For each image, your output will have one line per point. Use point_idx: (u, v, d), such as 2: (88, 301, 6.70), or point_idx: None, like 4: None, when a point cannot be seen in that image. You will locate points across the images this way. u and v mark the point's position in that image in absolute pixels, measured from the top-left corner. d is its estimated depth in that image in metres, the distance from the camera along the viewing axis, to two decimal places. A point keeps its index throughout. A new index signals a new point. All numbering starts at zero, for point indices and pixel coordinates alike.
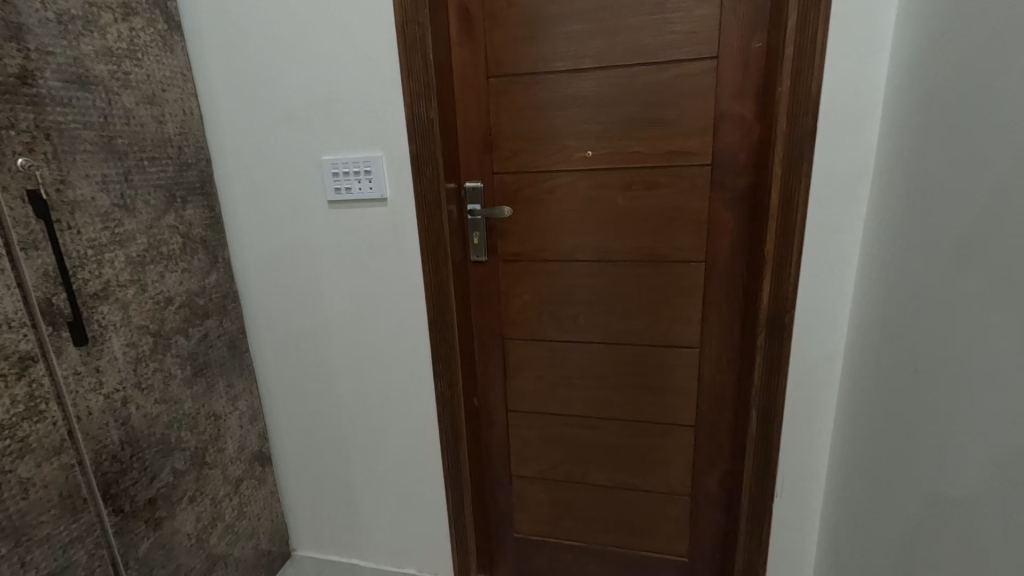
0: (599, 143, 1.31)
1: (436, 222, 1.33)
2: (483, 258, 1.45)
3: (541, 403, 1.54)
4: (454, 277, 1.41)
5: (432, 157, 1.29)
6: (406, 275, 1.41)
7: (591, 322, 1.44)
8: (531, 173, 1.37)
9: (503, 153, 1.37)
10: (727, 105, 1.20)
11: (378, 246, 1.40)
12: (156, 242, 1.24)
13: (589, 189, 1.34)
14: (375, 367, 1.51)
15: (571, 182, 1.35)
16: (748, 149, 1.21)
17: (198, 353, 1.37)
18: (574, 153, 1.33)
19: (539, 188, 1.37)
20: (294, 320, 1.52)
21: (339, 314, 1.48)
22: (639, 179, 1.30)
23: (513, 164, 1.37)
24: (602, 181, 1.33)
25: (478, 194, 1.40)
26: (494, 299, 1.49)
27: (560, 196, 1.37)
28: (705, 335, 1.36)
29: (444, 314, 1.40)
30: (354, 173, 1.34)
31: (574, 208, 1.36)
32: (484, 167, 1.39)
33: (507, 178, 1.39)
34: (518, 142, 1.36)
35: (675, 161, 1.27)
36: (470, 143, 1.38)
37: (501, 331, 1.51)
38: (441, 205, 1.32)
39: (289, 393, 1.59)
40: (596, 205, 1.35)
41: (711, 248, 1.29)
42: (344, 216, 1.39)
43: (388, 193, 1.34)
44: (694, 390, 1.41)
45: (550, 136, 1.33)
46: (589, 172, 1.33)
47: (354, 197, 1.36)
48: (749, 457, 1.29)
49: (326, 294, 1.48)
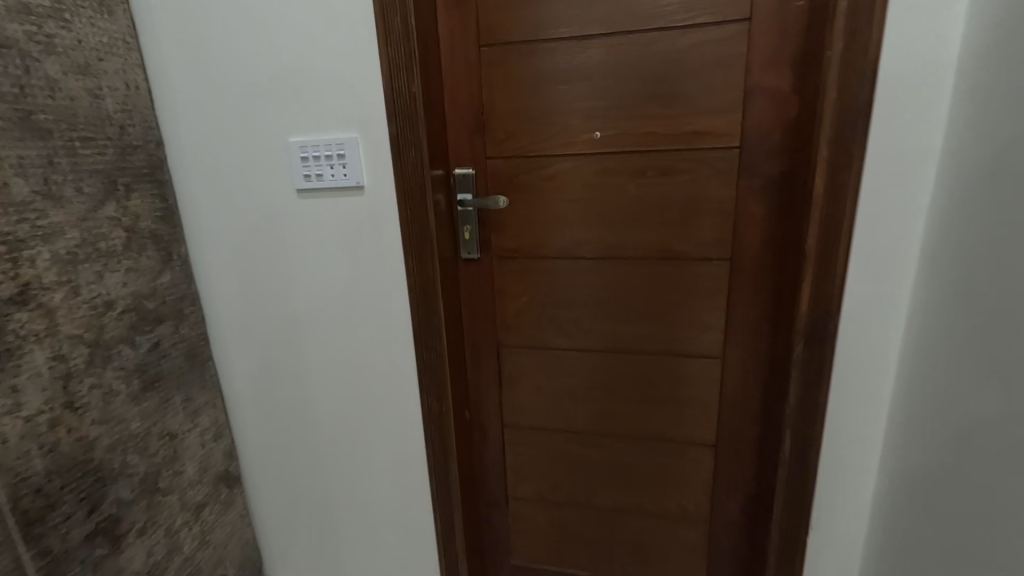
0: (608, 121, 1.13)
1: (421, 213, 1.15)
2: (475, 255, 1.27)
3: (541, 418, 1.37)
4: (442, 276, 1.23)
5: (414, 138, 1.11)
6: (387, 275, 1.23)
7: (597, 327, 1.27)
8: (530, 157, 1.19)
9: (497, 134, 1.19)
10: (760, 75, 1.02)
11: (354, 242, 1.22)
12: (91, 236, 1.06)
13: (596, 176, 1.17)
14: (355, 377, 1.34)
15: (576, 167, 1.17)
16: (783, 127, 1.03)
17: (149, 364, 1.19)
18: (579, 134, 1.15)
19: (539, 175, 1.20)
20: (263, 325, 1.35)
21: (314, 319, 1.31)
22: (654, 164, 1.13)
23: (509, 148, 1.20)
24: (611, 166, 1.15)
25: (468, 182, 1.23)
26: (487, 301, 1.31)
27: (564, 183, 1.19)
28: (729, 344, 1.18)
29: (430, 319, 1.23)
30: (325, 156, 1.17)
31: (578, 197, 1.19)
32: (476, 151, 1.22)
33: (502, 163, 1.21)
34: (515, 122, 1.18)
35: (697, 143, 1.09)
36: (460, 123, 1.21)
37: (495, 337, 1.34)
38: (427, 192, 1.15)
39: (259, 405, 1.42)
40: (603, 195, 1.17)
41: (737, 244, 1.12)
42: (316, 207, 1.22)
43: (365, 180, 1.16)
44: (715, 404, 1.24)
45: (551, 115, 1.16)
46: (598, 156, 1.16)
47: (325, 184, 1.19)
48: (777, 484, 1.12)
49: (299, 295, 1.30)
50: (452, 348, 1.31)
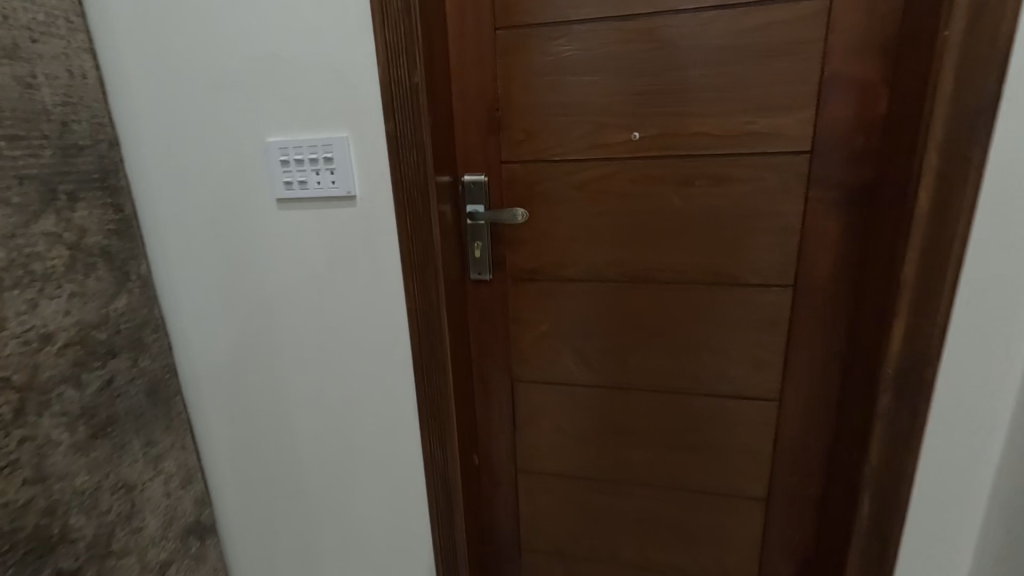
0: (649, 120, 0.94)
1: (424, 228, 0.97)
2: (487, 276, 1.09)
3: (561, 463, 1.19)
4: (449, 302, 1.04)
5: (416, 139, 0.92)
6: (383, 300, 1.04)
7: (629, 361, 1.08)
8: (552, 163, 1.01)
9: (515, 134, 1.01)
10: (841, 66, 0.84)
11: (344, 261, 1.03)
12: (22, 256, 0.87)
13: (633, 185, 0.98)
14: (345, 416, 1.15)
15: (609, 175, 0.99)
16: (866, 129, 0.85)
17: (100, 406, 1.00)
18: (613, 136, 0.97)
19: (563, 183, 1.01)
20: (239, 355, 1.16)
21: (298, 349, 1.12)
22: (703, 172, 0.94)
23: (528, 150, 1.01)
24: (651, 174, 0.97)
25: (480, 191, 1.04)
26: (499, 329, 1.13)
27: (593, 193, 1.00)
28: (788, 384, 1.00)
29: (433, 352, 1.04)
30: (309, 160, 0.97)
31: (610, 210, 1.00)
32: (489, 155, 1.03)
33: (519, 169, 1.03)
34: (536, 121, 0.99)
35: (757, 147, 0.91)
36: (470, 121, 1.02)
37: (509, 370, 1.15)
38: (432, 204, 0.96)
39: (236, 445, 1.24)
40: (640, 208, 0.99)
41: (802, 268, 0.93)
42: (299, 220, 1.03)
43: (357, 189, 0.97)
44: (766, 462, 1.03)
45: (579, 112, 0.97)
46: (634, 161, 0.97)
47: (309, 193, 0.99)
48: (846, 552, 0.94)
49: (279, 321, 1.11)
50: (460, 383, 1.13)
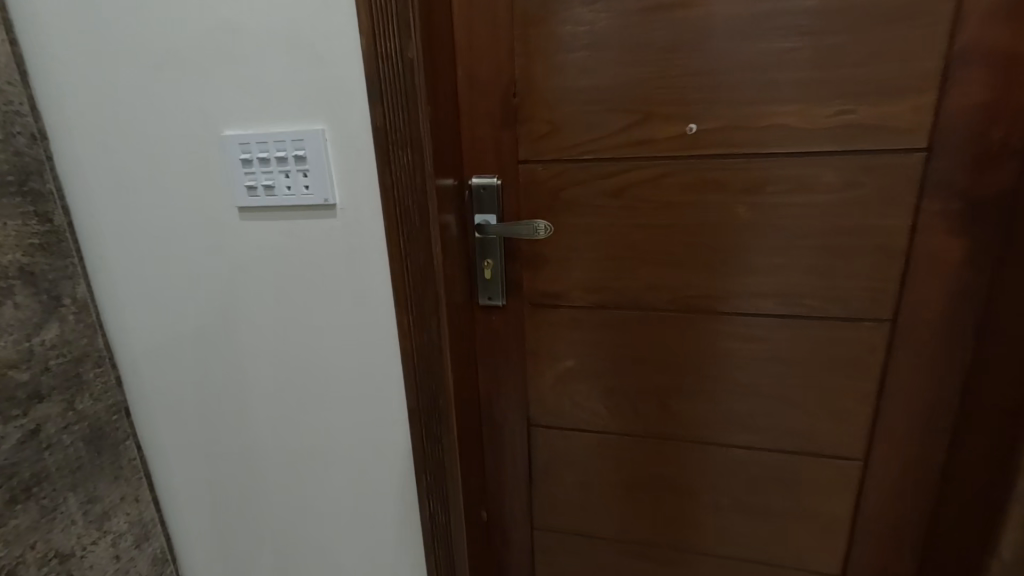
0: (708, 108, 0.74)
1: (421, 245, 0.76)
2: (499, 301, 0.88)
3: (586, 521, 0.99)
4: (452, 334, 0.84)
5: (411, 133, 0.71)
6: (372, 333, 0.84)
7: (673, 406, 0.88)
8: (583, 162, 0.80)
9: (537, 126, 0.80)
10: (976, 37, 0.63)
11: (325, 285, 0.83)
12: None
13: (686, 191, 0.78)
14: (327, 466, 0.95)
15: (654, 178, 0.78)
16: (1004, 121, 0.65)
17: (21, 463, 0.81)
18: (662, 129, 0.76)
19: (596, 188, 0.81)
20: (201, 391, 0.97)
21: (271, 388, 0.93)
22: (777, 174, 0.74)
23: (552, 147, 0.81)
24: (709, 178, 0.76)
25: (491, 197, 0.84)
26: (513, 364, 0.93)
27: (634, 202, 0.80)
28: (878, 441, 0.80)
29: (433, 398, 0.84)
30: (275, 159, 0.76)
31: (655, 222, 0.80)
32: (503, 152, 0.82)
33: (541, 170, 0.82)
34: (562, 109, 0.79)
35: (851, 145, 0.70)
36: (480, 110, 0.81)
37: (525, 413, 0.95)
38: (432, 216, 0.76)
39: (202, 493, 1.05)
40: (691, 220, 0.78)
41: (906, 299, 0.73)
42: (267, 234, 0.83)
43: (335, 195, 0.77)
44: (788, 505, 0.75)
45: (618, 98, 0.77)
46: (688, 161, 0.77)
47: (277, 200, 0.79)
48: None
49: (246, 353, 0.92)
50: (466, 429, 0.93)
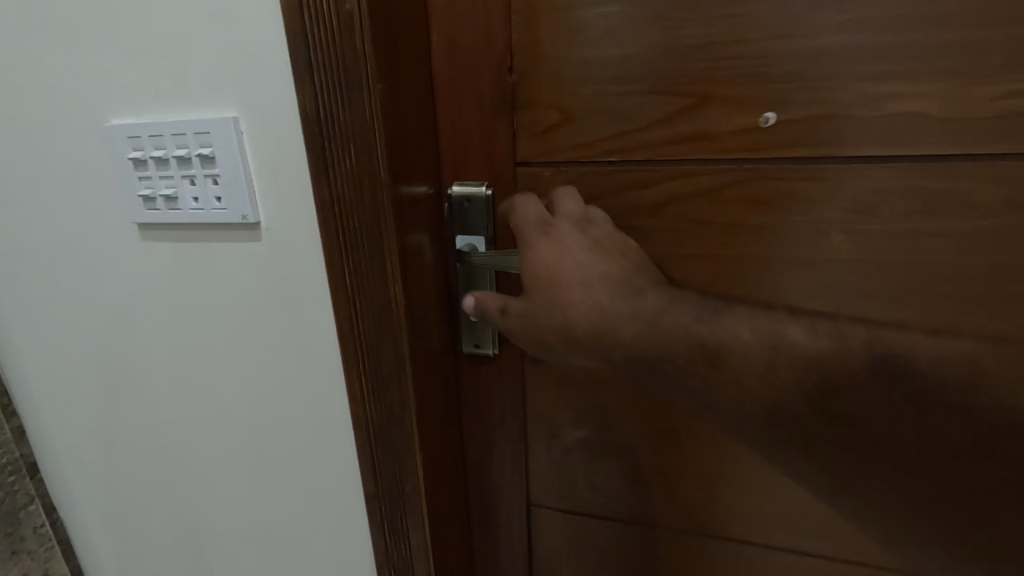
0: (796, 91, 0.50)
1: (378, 284, 0.54)
2: (489, 351, 0.66)
3: None
4: (426, 401, 0.61)
5: (357, 123, 0.49)
6: (317, 393, 0.63)
7: (718, 486, 0.66)
8: (607, 165, 0.57)
9: (542, 114, 0.58)
10: None
11: (253, 329, 0.62)
12: None
13: (753, 209, 0.55)
14: (272, 549, 0.75)
15: (710, 191, 0.55)
16: None
17: None
18: (724, 120, 0.53)
19: (624, 202, 0.58)
20: (114, 449, 0.77)
21: (198, 452, 0.73)
22: (893, 188, 0.51)
23: (563, 143, 0.58)
24: (790, 192, 0.53)
25: (478, 213, 0.61)
26: (506, 428, 0.70)
27: (678, 223, 0.57)
28: None
29: (398, 484, 0.62)
30: (175, 159, 0.55)
31: (707, 252, 0.57)
32: (498, 150, 0.60)
33: (547, 175, 0.59)
34: (580, 91, 0.56)
35: (1012, 148, 0.47)
36: (464, 91, 0.58)
37: (527, 491, 0.73)
38: (395, 246, 0.53)
39: (127, 566, 0.85)
40: (759, 250, 0.56)
41: None
42: (176, 259, 0.61)
43: (258, 210, 0.55)
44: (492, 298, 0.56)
45: (661, 74, 0.53)
46: (761, 168, 0.53)
47: (182, 215, 0.57)
48: (667, 302, 0.47)
49: (164, 407, 0.71)
50: (452, 514, 0.71)
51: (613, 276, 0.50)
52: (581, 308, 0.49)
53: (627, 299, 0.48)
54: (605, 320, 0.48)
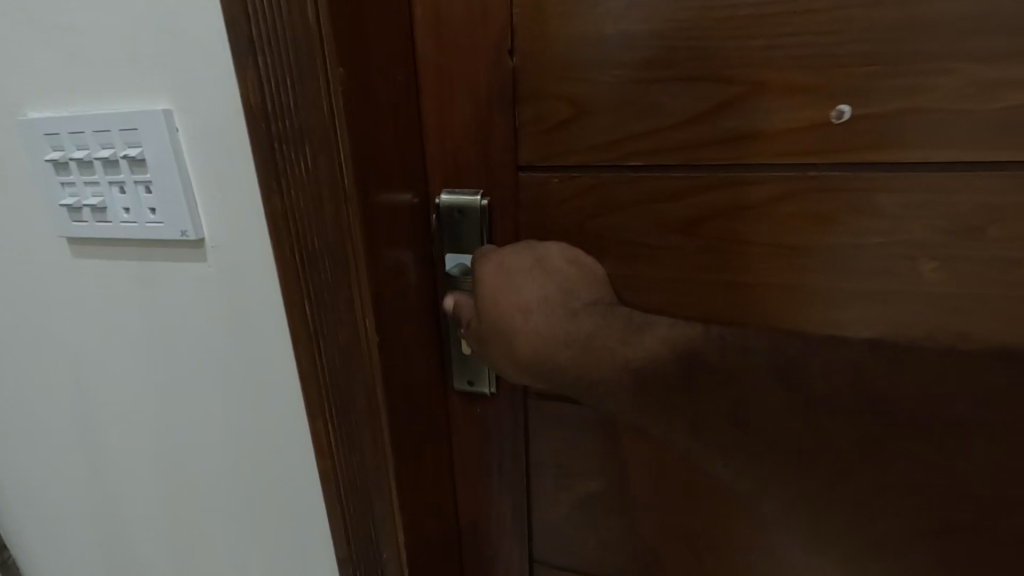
0: (879, 78, 0.40)
1: (343, 319, 0.44)
2: (484, 389, 0.56)
3: None
4: (408, 455, 0.51)
5: (314, 120, 0.38)
6: (279, 440, 0.53)
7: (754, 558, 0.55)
8: (631, 169, 0.47)
9: (550, 106, 0.47)
10: None
11: (203, 364, 0.52)
12: None
13: (817, 226, 0.44)
14: None
15: (763, 203, 0.45)
16: None
17: None
18: (781, 114, 0.43)
19: (651, 216, 0.48)
20: (60, 488, 0.67)
21: (148, 498, 0.63)
22: (999, 205, 0.40)
23: (575, 143, 0.47)
24: (865, 206, 0.43)
25: (471, 227, 0.51)
26: (503, 479, 0.60)
27: (719, 241, 0.47)
28: None
29: (375, 551, 0.52)
30: (99, 162, 0.45)
31: (754, 278, 0.47)
32: (495, 150, 0.49)
33: (555, 183, 0.49)
34: (598, 78, 0.45)
35: None
36: (455, 78, 0.48)
37: (529, 548, 0.63)
38: (365, 274, 0.43)
39: None
40: (822, 276, 0.45)
41: None
42: (111, 280, 0.51)
43: (198, 224, 0.45)
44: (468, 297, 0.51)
45: (704, 57, 0.43)
46: (829, 175, 0.43)
47: (111, 230, 0.47)
48: (599, 322, 0.45)
49: (110, 445, 0.62)
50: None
51: (550, 299, 0.46)
52: (519, 336, 0.46)
53: (563, 320, 0.45)
54: (540, 343, 0.45)
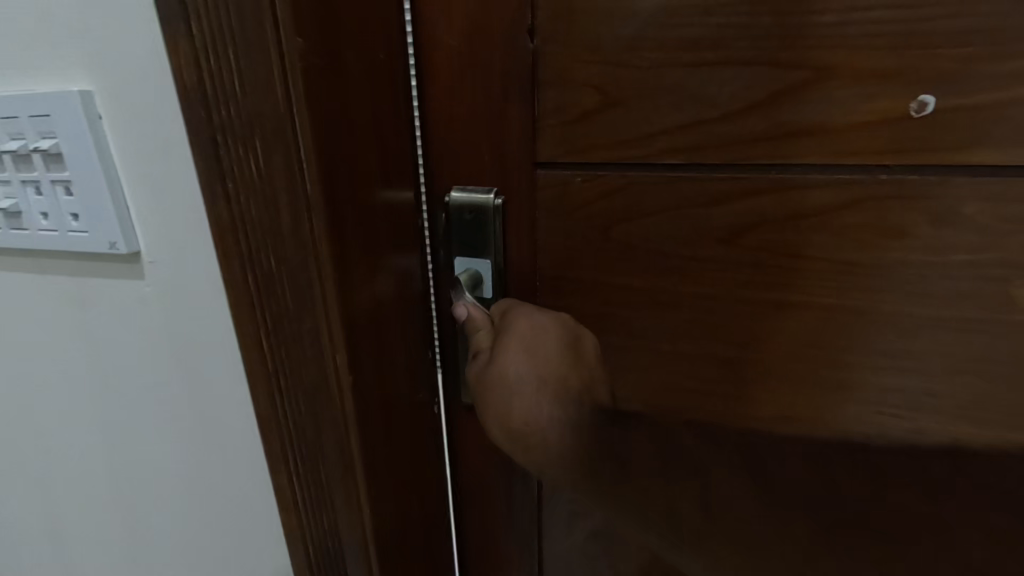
0: (979, 62, 0.32)
1: (306, 354, 0.35)
2: None
3: None
4: (391, 510, 0.43)
5: (264, 101, 0.30)
6: (233, 500, 0.44)
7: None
8: (667, 168, 0.39)
9: (569, 90, 0.38)
10: None
11: (141, 403, 0.43)
12: None
13: (888, 242, 0.36)
14: None
15: (817, 211, 0.37)
16: None
17: None
18: (851, 103, 0.35)
19: (687, 224, 0.40)
20: None
21: (83, 548, 0.53)
22: None
23: (600, 137, 0.39)
24: (944, 218, 0.35)
25: (485, 230, 0.43)
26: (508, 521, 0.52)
27: (766, 256, 0.39)
28: None
29: None
30: (7, 158, 0.36)
31: (806, 299, 0.39)
32: (503, 141, 0.41)
33: (578, 184, 0.40)
34: (627, 54, 0.37)
35: None
36: (455, 53, 0.39)
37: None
38: (333, 298, 0.34)
39: None
40: (889, 301, 0.37)
41: None
42: (29, 297, 0.42)
43: (127, 234, 0.36)
44: (483, 315, 0.43)
45: (760, 32, 0.34)
46: (905, 179, 0.35)
47: (27, 240, 0.39)
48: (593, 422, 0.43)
49: (36, 489, 0.52)
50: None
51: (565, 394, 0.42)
52: (519, 418, 0.43)
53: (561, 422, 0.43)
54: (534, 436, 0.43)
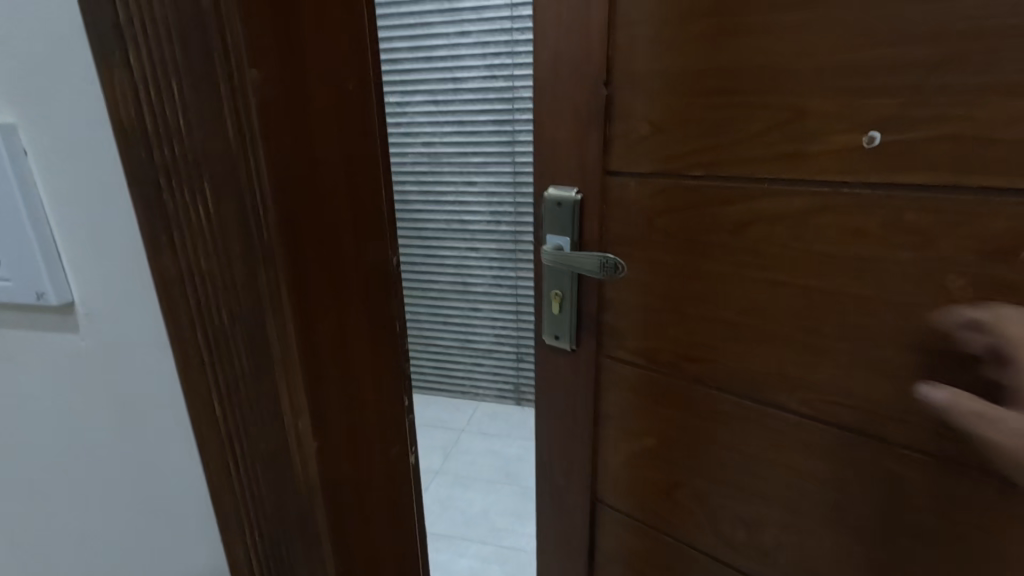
0: (908, 107, 0.43)
1: (265, 421, 0.31)
2: (568, 342, 0.72)
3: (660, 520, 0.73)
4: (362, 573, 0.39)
5: (204, 136, 0.26)
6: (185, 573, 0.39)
7: (798, 528, 0.61)
8: (693, 179, 0.56)
9: (632, 127, 0.59)
10: None
11: (76, 465, 0.38)
12: None
13: (853, 238, 0.48)
14: None
15: (801, 212, 0.50)
16: None
17: None
18: (810, 138, 0.48)
19: (708, 215, 0.56)
20: None
21: None
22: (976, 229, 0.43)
23: (654, 155, 0.58)
24: (896, 223, 0.46)
25: (566, 214, 0.66)
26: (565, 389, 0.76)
27: (760, 242, 0.53)
28: None
29: None
30: None
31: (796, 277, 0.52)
32: (589, 158, 0.63)
33: (635, 185, 0.60)
34: (662, 104, 0.56)
35: None
36: (563, 108, 0.63)
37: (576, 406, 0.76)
38: (298, 352, 0.31)
39: None
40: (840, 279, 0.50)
41: None
42: None
43: (56, 278, 0.32)
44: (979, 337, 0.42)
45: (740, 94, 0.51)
46: (858, 194, 0.47)
47: None
48: None
49: None
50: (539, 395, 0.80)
51: None
52: None
53: None
54: None
